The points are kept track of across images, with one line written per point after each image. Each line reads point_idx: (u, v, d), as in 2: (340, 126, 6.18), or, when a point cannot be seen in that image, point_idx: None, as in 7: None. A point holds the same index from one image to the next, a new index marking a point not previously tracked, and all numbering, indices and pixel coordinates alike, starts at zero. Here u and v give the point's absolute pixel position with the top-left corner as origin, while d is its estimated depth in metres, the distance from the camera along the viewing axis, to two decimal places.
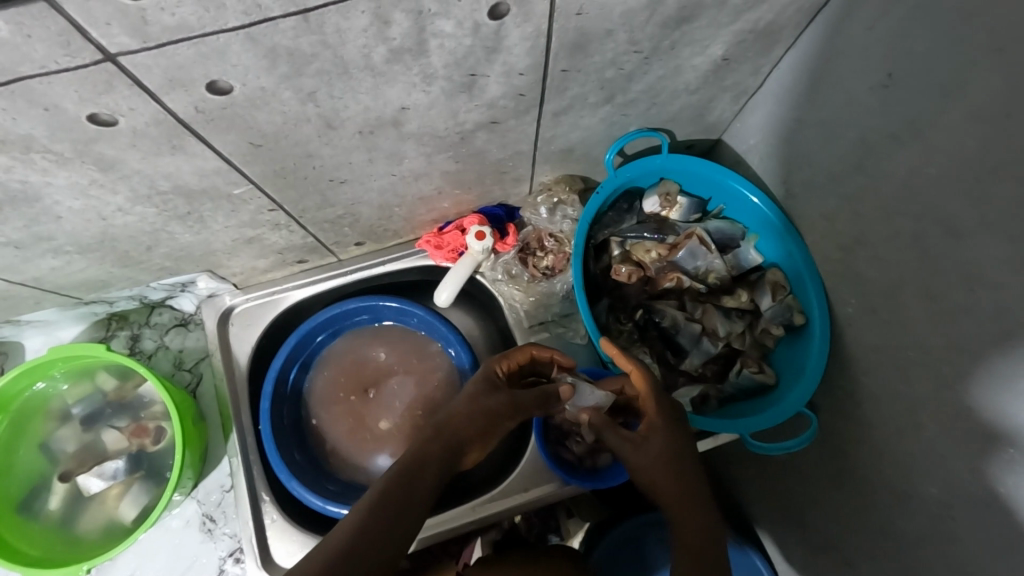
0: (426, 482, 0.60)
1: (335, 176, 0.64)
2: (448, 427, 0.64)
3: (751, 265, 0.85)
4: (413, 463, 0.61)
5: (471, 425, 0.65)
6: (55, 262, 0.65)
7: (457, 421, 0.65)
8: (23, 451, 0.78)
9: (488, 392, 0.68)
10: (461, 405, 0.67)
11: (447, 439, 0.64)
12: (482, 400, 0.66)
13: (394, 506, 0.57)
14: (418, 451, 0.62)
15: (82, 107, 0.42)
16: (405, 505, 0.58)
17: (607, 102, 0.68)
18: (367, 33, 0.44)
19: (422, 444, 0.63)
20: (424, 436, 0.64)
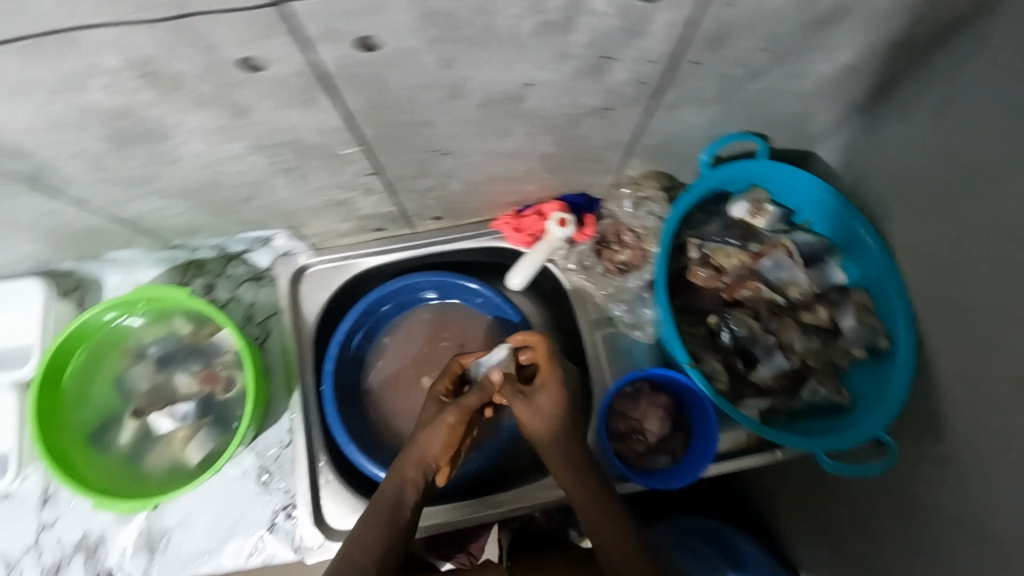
0: (407, 510, 0.71)
1: (440, 146, 0.64)
2: (417, 464, 0.73)
3: (835, 283, 0.82)
4: (393, 503, 0.70)
5: (438, 450, 0.74)
6: (157, 204, 0.65)
7: (426, 455, 0.73)
8: (97, 385, 0.80)
9: (443, 418, 0.74)
10: (426, 441, 0.74)
11: (420, 470, 0.73)
12: (437, 423, 0.74)
13: (398, 528, 0.69)
14: (393, 477, 0.72)
15: (239, 49, 0.42)
16: (404, 521, 0.70)
17: (719, 100, 0.67)
18: (524, 3, 0.44)
19: (397, 480, 0.72)
20: (395, 476, 0.72)
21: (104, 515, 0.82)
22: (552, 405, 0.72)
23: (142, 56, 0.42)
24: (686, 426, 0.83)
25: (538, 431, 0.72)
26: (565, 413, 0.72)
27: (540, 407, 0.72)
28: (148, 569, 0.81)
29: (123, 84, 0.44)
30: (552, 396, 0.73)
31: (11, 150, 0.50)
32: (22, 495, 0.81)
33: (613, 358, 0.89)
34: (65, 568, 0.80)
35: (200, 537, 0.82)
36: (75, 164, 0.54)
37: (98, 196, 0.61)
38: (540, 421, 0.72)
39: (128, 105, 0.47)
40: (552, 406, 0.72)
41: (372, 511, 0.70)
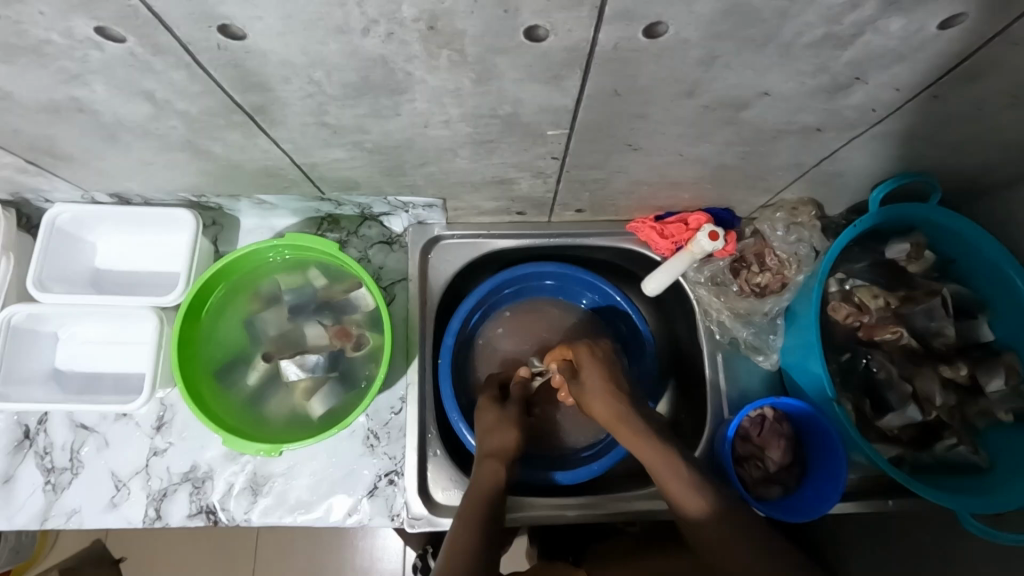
0: (497, 500, 0.70)
1: (637, 142, 0.63)
2: (496, 458, 0.76)
3: (982, 340, 0.79)
4: (481, 493, 0.70)
5: (511, 444, 0.78)
6: (341, 155, 0.65)
7: (500, 449, 0.77)
8: (231, 323, 0.83)
9: (507, 413, 0.82)
10: (497, 437, 0.79)
11: (502, 464, 0.75)
12: (500, 421, 0.80)
13: (490, 512, 0.68)
14: (476, 475, 0.74)
15: (534, 17, 0.42)
16: (495, 508, 0.69)
17: (923, 138, 0.65)
18: (825, 11, 0.43)
19: (484, 476, 0.73)
20: (480, 470, 0.74)
21: (213, 450, 0.82)
22: (600, 383, 0.79)
23: (443, 9, 0.41)
24: (803, 462, 0.82)
25: (601, 408, 0.77)
26: (616, 392, 0.78)
27: (590, 383, 0.79)
28: (249, 512, 0.80)
29: (403, 34, 0.44)
30: (598, 378, 0.80)
31: (255, 81, 0.50)
32: (139, 417, 0.82)
33: (729, 379, 0.87)
34: (170, 497, 0.80)
35: (302, 489, 0.80)
36: (302, 104, 0.54)
37: (297, 138, 0.61)
38: (602, 401, 0.78)
39: (392, 55, 0.46)
40: (597, 380, 0.79)
41: (467, 502, 0.69)
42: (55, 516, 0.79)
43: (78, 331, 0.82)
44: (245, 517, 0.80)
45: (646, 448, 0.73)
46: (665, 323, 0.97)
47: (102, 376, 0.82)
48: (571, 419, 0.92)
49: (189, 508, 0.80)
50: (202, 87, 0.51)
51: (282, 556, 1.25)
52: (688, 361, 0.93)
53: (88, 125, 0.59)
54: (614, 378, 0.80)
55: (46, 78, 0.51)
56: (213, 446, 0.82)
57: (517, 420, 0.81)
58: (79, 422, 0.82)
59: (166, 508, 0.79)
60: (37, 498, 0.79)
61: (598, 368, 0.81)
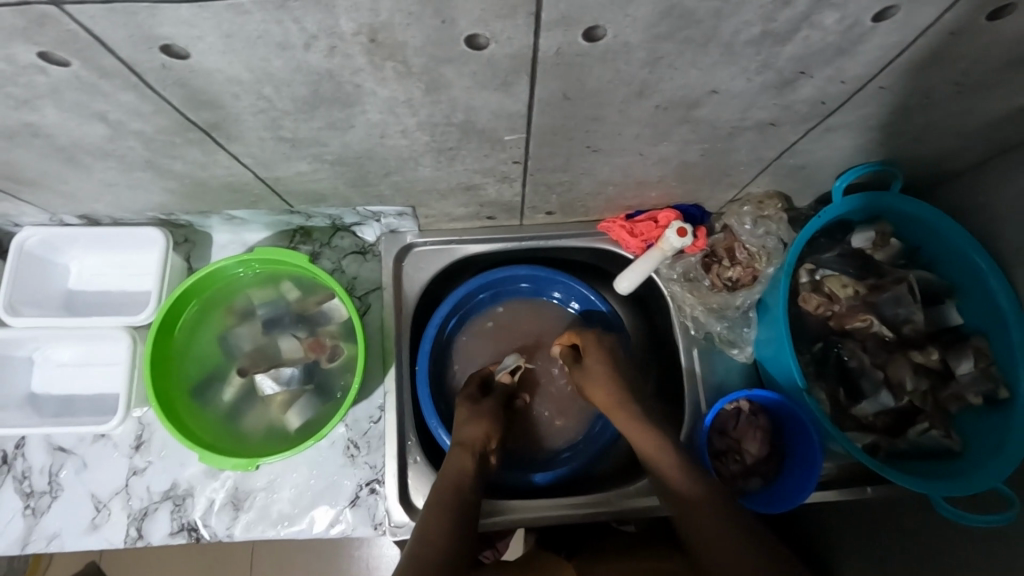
0: (468, 491, 0.69)
1: (595, 143, 0.63)
2: (470, 450, 0.75)
3: (951, 324, 0.80)
4: (453, 485, 0.70)
5: (483, 437, 0.77)
6: (302, 167, 0.65)
7: (473, 441, 0.76)
8: (205, 340, 0.83)
9: (482, 406, 0.81)
10: (470, 429, 0.78)
11: (472, 456, 0.74)
12: (472, 413, 0.80)
13: (459, 506, 0.67)
14: (449, 464, 0.73)
15: (472, 26, 0.43)
16: (466, 500, 0.68)
17: (878, 128, 0.66)
18: (760, 9, 0.44)
19: (454, 467, 0.72)
20: (451, 462, 0.73)
21: (193, 468, 0.82)
22: (604, 371, 0.79)
23: (381, 22, 0.42)
24: (781, 452, 0.83)
25: (601, 394, 0.78)
26: (622, 382, 0.78)
27: (592, 368, 0.81)
28: (231, 528, 0.80)
29: (344, 48, 0.44)
30: (602, 368, 0.80)
31: (205, 99, 0.50)
32: (117, 437, 0.82)
33: (706, 373, 0.87)
34: (151, 516, 0.80)
35: (284, 502, 0.81)
36: (256, 120, 0.54)
37: (256, 153, 0.61)
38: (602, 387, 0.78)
39: (338, 68, 0.47)
40: (600, 368, 0.80)
41: (435, 494, 0.68)
42: (36, 540, 0.79)
43: (53, 353, 0.82)
44: (227, 533, 0.79)
45: (646, 438, 0.72)
46: (643, 320, 0.98)
47: (79, 397, 0.82)
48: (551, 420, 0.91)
49: (171, 526, 0.80)
50: (154, 107, 0.52)
51: (276, 569, 1.25)
52: (667, 357, 0.93)
53: (46, 149, 0.59)
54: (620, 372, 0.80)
55: None
56: (193, 464, 0.82)
57: (492, 414, 0.81)
58: (57, 444, 0.82)
59: (148, 527, 0.79)
60: (18, 523, 0.79)
61: (604, 362, 0.80)
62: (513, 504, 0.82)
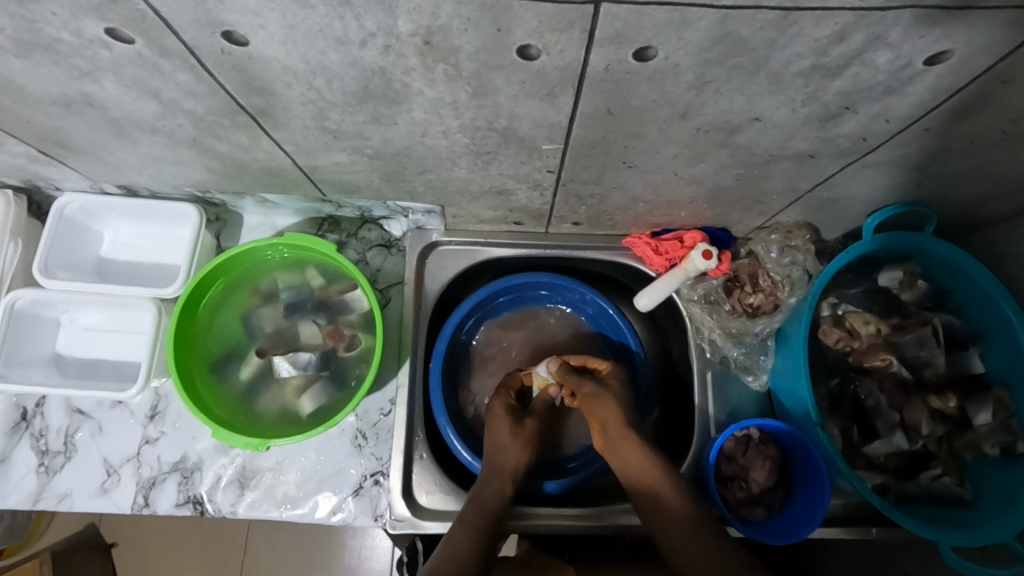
0: (501, 516, 0.72)
1: (631, 159, 0.64)
2: (511, 476, 0.77)
3: (973, 373, 0.79)
4: (489, 511, 0.72)
5: (522, 465, 0.79)
6: (341, 159, 0.66)
7: (512, 466, 0.78)
8: (227, 318, 0.85)
9: (524, 429, 0.82)
10: (510, 453, 0.79)
11: (512, 483, 0.76)
12: (519, 433, 0.81)
13: (489, 530, 0.70)
14: (489, 486, 0.75)
15: (527, 37, 0.44)
16: (496, 524, 0.71)
17: (917, 168, 0.66)
18: (813, 43, 0.44)
19: (493, 489, 0.75)
20: (493, 485, 0.75)
21: (204, 442, 0.83)
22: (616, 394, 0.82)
23: (438, 26, 0.43)
24: (787, 485, 0.82)
25: (612, 413, 0.78)
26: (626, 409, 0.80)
27: (603, 394, 0.80)
28: (236, 504, 0.81)
29: (400, 47, 0.45)
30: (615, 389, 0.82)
31: (257, 86, 0.52)
32: (133, 405, 0.84)
33: (719, 397, 0.87)
34: (159, 485, 0.81)
35: (290, 484, 0.82)
36: (303, 109, 0.55)
37: (299, 141, 0.62)
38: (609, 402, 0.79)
39: (389, 67, 0.48)
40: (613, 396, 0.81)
41: (470, 516, 0.71)
42: (47, 498, 0.81)
43: (79, 318, 0.84)
44: (231, 509, 0.81)
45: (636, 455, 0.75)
46: (660, 338, 0.97)
47: (100, 362, 0.83)
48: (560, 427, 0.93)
49: (177, 498, 0.81)
50: (207, 89, 0.53)
51: (272, 549, 1.27)
52: (680, 377, 0.93)
53: (98, 120, 0.61)
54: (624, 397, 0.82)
55: (58, 74, 0.52)
56: (204, 438, 0.83)
57: (529, 436, 0.82)
58: (76, 407, 0.83)
59: (155, 496, 0.81)
60: (30, 480, 0.81)
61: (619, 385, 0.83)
62: (515, 509, 0.82)
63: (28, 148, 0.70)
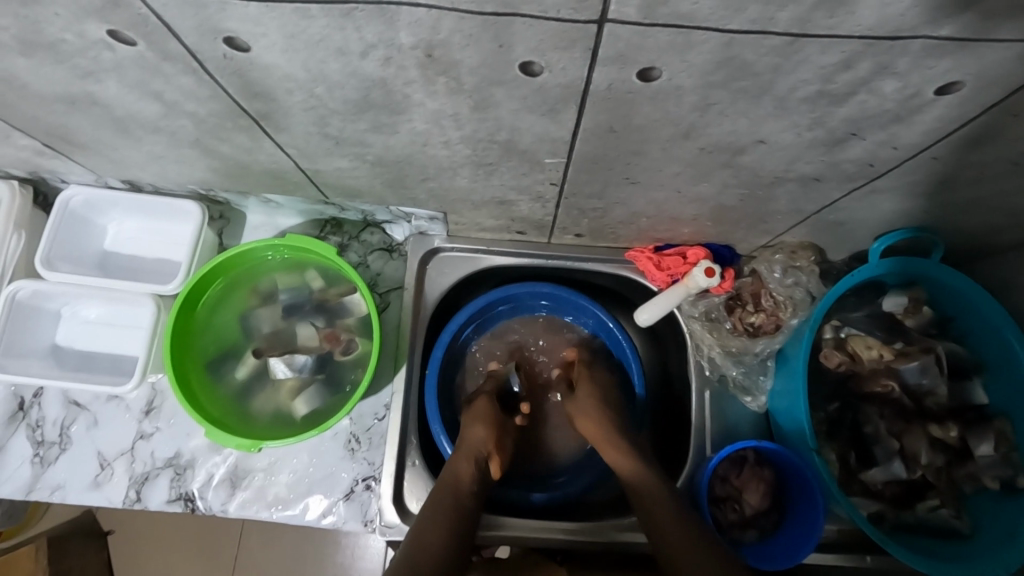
0: (466, 501, 0.71)
1: (633, 176, 0.63)
2: (468, 456, 0.76)
3: (976, 403, 0.78)
4: (449, 493, 0.71)
5: (483, 439, 0.78)
6: (342, 164, 0.66)
7: (473, 445, 0.77)
8: (225, 316, 0.85)
9: (478, 411, 0.83)
10: (470, 433, 0.79)
11: (470, 462, 0.75)
12: (477, 416, 0.82)
13: (455, 513, 0.68)
14: (450, 470, 0.74)
15: (528, 54, 0.43)
16: (462, 509, 0.69)
17: (925, 195, 0.65)
18: (820, 69, 0.43)
19: (451, 474, 0.73)
20: (450, 470, 0.74)
21: (198, 439, 0.83)
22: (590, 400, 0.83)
23: (440, 40, 0.42)
24: (780, 507, 0.81)
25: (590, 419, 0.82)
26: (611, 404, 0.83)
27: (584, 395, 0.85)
28: (226, 503, 0.81)
29: (401, 59, 0.45)
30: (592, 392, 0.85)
31: (259, 91, 0.51)
32: (130, 400, 0.84)
33: (716, 416, 0.85)
34: (151, 481, 0.81)
35: (281, 486, 0.81)
36: (305, 115, 0.55)
37: (300, 145, 0.62)
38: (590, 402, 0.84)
39: (391, 77, 0.47)
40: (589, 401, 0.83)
41: (432, 502, 0.70)
42: (40, 489, 0.81)
43: (80, 310, 0.85)
44: (221, 508, 0.81)
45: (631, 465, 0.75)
46: (660, 353, 0.96)
47: (99, 356, 0.84)
48: (555, 438, 0.92)
49: (169, 494, 0.81)
50: (209, 92, 0.53)
51: (264, 546, 1.27)
52: (678, 394, 0.92)
53: (103, 118, 0.61)
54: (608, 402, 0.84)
55: (61, 73, 0.53)
56: (197, 436, 0.83)
57: (490, 416, 0.82)
58: (73, 399, 0.84)
59: (147, 492, 0.81)
60: (25, 470, 0.81)
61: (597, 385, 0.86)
62: (506, 520, 0.81)
63: (33, 142, 0.71)
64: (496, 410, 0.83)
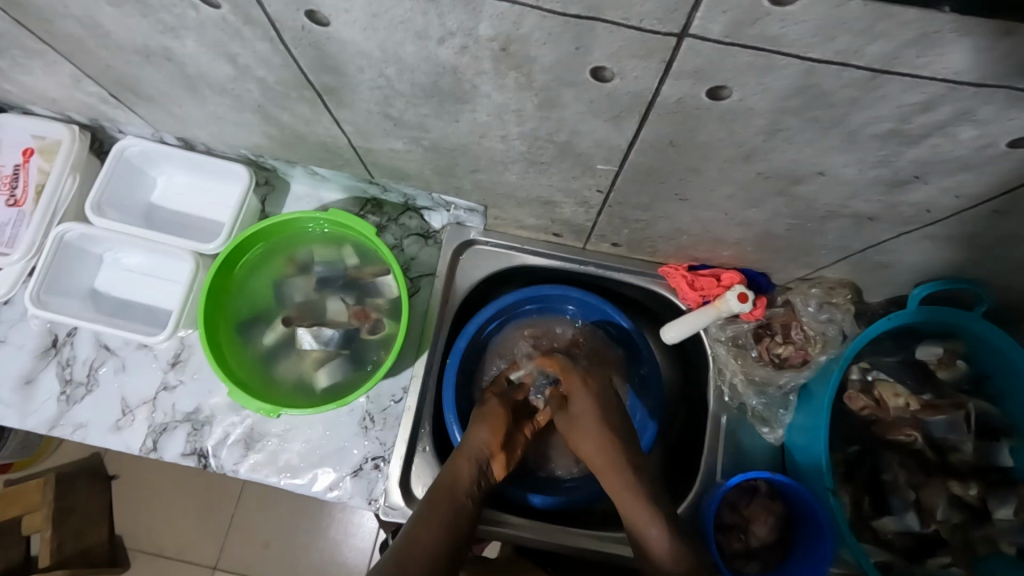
0: (462, 498, 0.71)
1: (682, 192, 0.63)
2: (470, 456, 0.76)
3: (1000, 465, 0.76)
4: (446, 492, 0.71)
5: (486, 441, 0.78)
6: (396, 146, 0.67)
7: (475, 447, 0.77)
8: (262, 282, 0.86)
9: (487, 411, 0.82)
10: (475, 432, 0.79)
11: (471, 463, 0.75)
12: (484, 414, 0.81)
13: (449, 511, 0.69)
14: (448, 470, 0.74)
15: (604, 59, 0.43)
16: (453, 505, 0.70)
17: (979, 248, 0.63)
18: (897, 108, 0.43)
19: (451, 473, 0.74)
20: (450, 468, 0.75)
21: (218, 398, 0.85)
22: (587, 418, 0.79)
23: (519, 36, 0.43)
24: (787, 542, 0.81)
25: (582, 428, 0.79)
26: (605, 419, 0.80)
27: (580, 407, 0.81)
28: (238, 464, 0.82)
29: (476, 50, 0.45)
30: (589, 411, 0.80)
31: (330, 65, 0.52)
32: (158, 350, 0.86)
33: (731, 442, 0.85)
34: (169, 433, 0.83)
35: (292, 454, 0.83)
36: (369, 94, 0.56)
37: (359, 122, 0.63)
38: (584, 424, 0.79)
39: (461, 66, 0.48)
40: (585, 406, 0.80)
41: (429, 499, 0.71)
42: (63, 425, 0.83)
43: (121, 258, 0.87)
44: (233, 468, 0.82)
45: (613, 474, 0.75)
46: (682, 373, 0.96)
47: (134, 304, 0.86)
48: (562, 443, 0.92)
49: (184, 447, 0.83)
50: (282, 61, 0.54)
51: (262, 508, 1.29)
52: (696, 416, 0.91)
53: (172, 74, 0.63)
54: (609, 419, 0.79)
55: (143, 26, 0.54)
56: (218, 394, 0.85)
57: (500, 417, 0.81)
58: (104, 342, 0.86)
59: (163, 442, 0.83)
60: (50, 406, 0.83)
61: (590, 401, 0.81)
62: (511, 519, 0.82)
63: (101, 89, 0.72)
64: (505, 411, 0.82)
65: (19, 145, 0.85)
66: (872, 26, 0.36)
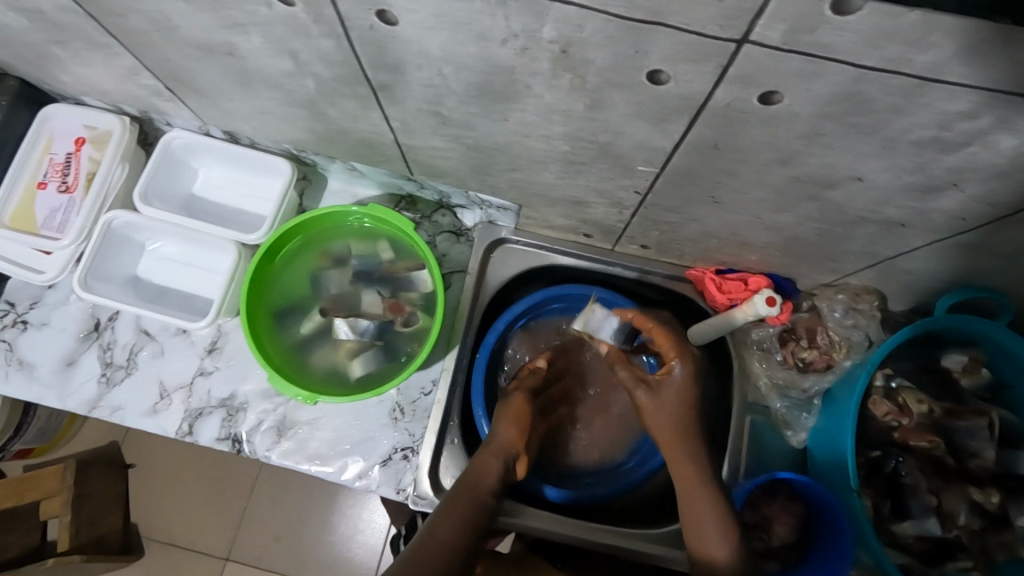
0: (485, 495, 0.73)
1: (717, 195, 0.65)
2: (495, 453, 0.77)
3: (1020, 473, 0.77)
4: (469, 489, 0.73)
5: (512, 438, 0.78)
6: (439, 143, 0.69)
7: (502, 443, 0.78)
8: (299, 274, 0.89)
9: (511, 405, 0.82)
10: (501, 429, 0.79)
11: (498, 461, 0.76)
12: (510, 408, 0.82)
13: (471, 509, 0.71)
14: (472, 466, 0.76)
15: (660, 62, 0.45)
16: (475, 501, 0.72)
17: (1006, 257, 0.65)
18: (938, 116, 0.45)
19: (476, 469, 0.75)
20: (475, 466, 0.76)
21: (252, 385, 0.87)
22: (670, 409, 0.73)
23: (579, 38, 0.45)
24: (806, 543, 0.82)
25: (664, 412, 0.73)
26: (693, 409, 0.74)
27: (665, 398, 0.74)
28: (270, 450, 0.84)
29: (536, 51, 0.48)
30: (671, 402, 0.73)
31: (390, 63, 0.55)
32: (195, 337, 0.89)
33: (753, 444, 0.86)
34: (204, 417, 0.85)
35: (323, 442, 0.85)
36: (422, 91, 0.58)
37: (407, 119, 0.65)
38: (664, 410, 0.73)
39: (519, 66, 0.50)
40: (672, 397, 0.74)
41: (452, 493, 0.73)
42: (101, 407, 0.86)
43: (162, 247, 0.89)
44: (265, 453, 0.84)
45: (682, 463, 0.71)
46: None
47: (174, 291, 0.88)
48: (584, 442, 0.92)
49: (218, 432, 0.85)
50: (342, 57, 0.56)
51: (279, 498, 1.31)
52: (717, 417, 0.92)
53: (231, 69, 0.66)
54: (689, 411, 0.73)
55: (212, 21, 0.57)
56: (252, 381, 0.87)
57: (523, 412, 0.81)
58: (144, 327, 0.89)
59: (198, 426, 0.85)
60: (90, 387, 0.86)
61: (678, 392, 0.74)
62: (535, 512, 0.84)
63: (156, 82, 0.75)
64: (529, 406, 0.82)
65: (72, 134, 0.89)
66: (924, 36, 0.38)
